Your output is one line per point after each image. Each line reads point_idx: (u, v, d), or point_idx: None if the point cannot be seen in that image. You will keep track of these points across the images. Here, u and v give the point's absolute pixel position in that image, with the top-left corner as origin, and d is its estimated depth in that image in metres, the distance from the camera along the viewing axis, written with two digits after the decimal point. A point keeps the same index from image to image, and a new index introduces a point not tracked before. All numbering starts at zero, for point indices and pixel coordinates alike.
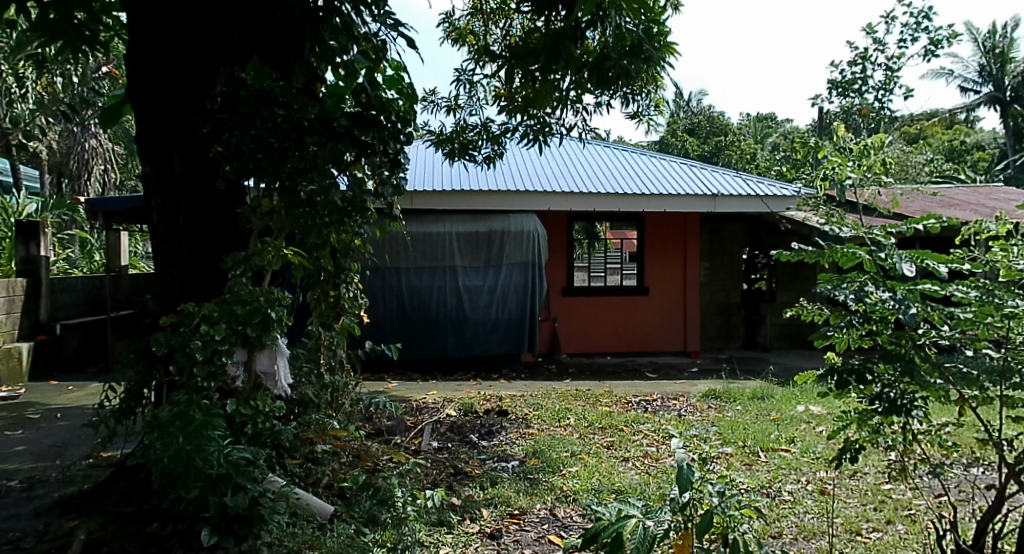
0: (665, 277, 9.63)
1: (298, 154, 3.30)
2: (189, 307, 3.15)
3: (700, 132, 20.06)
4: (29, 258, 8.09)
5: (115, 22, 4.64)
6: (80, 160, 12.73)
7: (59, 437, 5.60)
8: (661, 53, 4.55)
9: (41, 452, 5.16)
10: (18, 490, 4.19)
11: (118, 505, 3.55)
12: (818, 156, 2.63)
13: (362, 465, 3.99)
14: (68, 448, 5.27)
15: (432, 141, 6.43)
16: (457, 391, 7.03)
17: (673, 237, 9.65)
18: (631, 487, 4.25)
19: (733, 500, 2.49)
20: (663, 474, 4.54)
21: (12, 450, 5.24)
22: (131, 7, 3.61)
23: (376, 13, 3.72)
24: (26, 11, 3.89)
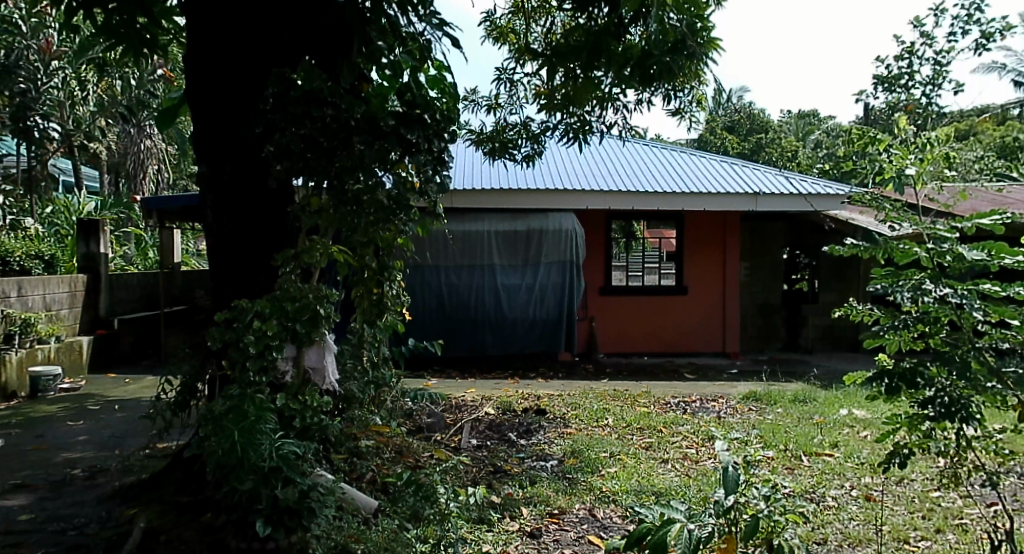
0: (704, 276, 9.54)
1: (344, 153, 3.37)
2: (242, 304, 3.23)
3: (739, 129, 19.84)
4: (90, 255, 8.43)
5: (174, 26, 4.83)
6: (136, 159, 13.05)
7: (118, 428, 5.83)
8: (706, 48, 4.48)
9: (102, 442, 5.38)
10: (81, 480, 4.38)
11: (175, 495, 3.68)
12: (879, 148, 2.56)
13: (404, 461, 4.10)
14: (126, 439, 5.48)
15: (473, 140, 6.48)
16: (495, 390, 7.05)
17: (713, 237, 9.55)
18: (672, 489, 4.25)
19: (779, 504, 2.49)
20: (705, 477, 4.52)
21: (75, 439, 5.49)
22: (189, 12, 3.74)
23: (421, 13, 3.90)
24: (91, 16, 4.05)
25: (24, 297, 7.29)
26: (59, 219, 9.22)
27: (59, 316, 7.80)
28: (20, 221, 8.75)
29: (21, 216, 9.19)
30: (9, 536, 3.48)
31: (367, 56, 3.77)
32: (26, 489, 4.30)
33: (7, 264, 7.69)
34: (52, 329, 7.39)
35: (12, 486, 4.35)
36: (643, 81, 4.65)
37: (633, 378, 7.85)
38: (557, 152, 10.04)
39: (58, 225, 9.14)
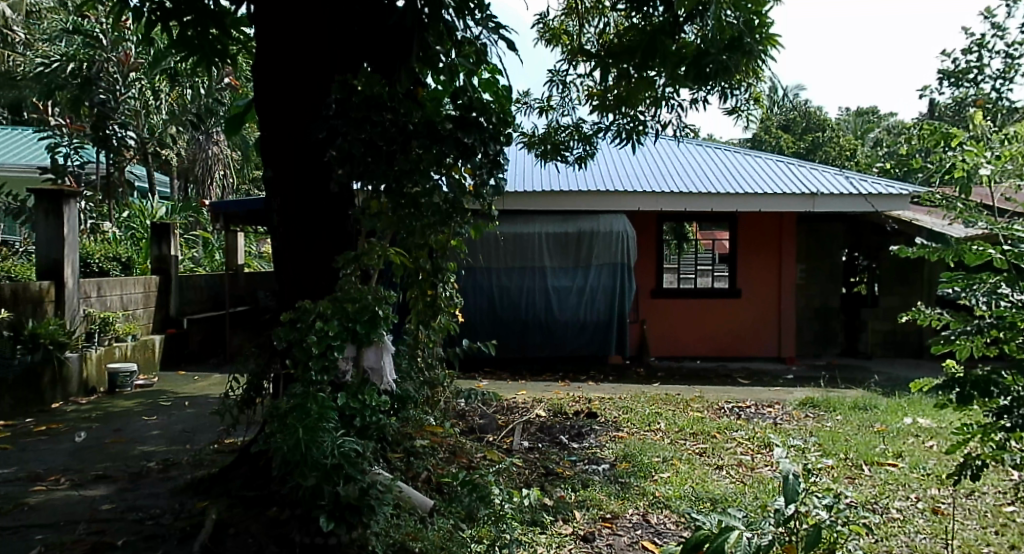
0: (757, 278, 9.38)
1: (403, 156, 3.46)
2: (307, 305, 3.37)
3: (795, 128, 19.44)
4: (163, 257, 8.73)
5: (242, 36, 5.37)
6: (204, 166, 13.57)
7: (188, 423, 6.11)
8: (763, 45, 4.48)
9: (173, 438, 5.66)
10: (156, 473, 4.65)
11: (241, 489, 3.85)
12: (952, 145, 2.48)
13: (459, 461, 4.37)
14: (196, 434, 5.75)
15: (525, 142, 6.50)
16: (547, 391, 7.10)
17: (767, 240, 9.39)
18: (729, 496, 4.20)
19: (841, 515, 2.49)
20: (760, 484, 4.47)
21: (149, 434, 5.79)
22: (259, 23, 3.94)
23: (477, 17, 4.00)
24: (169, 28, 4.85)
25: (104, 297, 7.62)
26: (135, 223, 9.53)
27: (135, 315, 8.13)
28: (99, 225, 9.10)
29: (101, 220, 9.53)
30: (93, 524, 3.71)
31: (424, 60, 3.86)
32: (106, 480, 4.55)
33: (87, 265, 8.04)
34: (128, 327, 7.74)
35: (95, 477, 4.61)
36: (698, 79, 4.63)
37: (686, 383, 7.75)
38: (609, 154, 10.01)
39: (134, 228, 9.55)
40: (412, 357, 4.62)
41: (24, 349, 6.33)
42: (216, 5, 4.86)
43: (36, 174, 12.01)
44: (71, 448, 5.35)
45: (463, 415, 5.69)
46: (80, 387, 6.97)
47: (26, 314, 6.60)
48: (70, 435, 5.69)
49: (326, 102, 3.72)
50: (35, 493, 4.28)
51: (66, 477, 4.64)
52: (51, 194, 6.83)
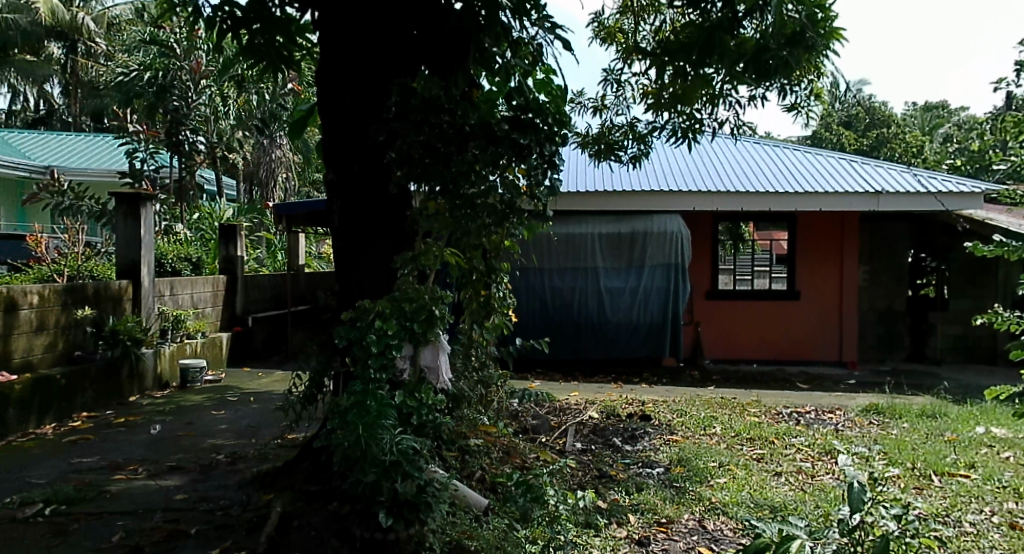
0: (819, 280, 9.05)
1: (459, 157, 3.51)
2: (365, 305, 3.58)
3: (858, 125, 18.74)
4: (229, 257, 9.05)
5: (306, 42, 5.57)
6: (268, 169, 14.04)
7: (253, 418, 6.34)
8: (827, 39, 4.33)
9: (240, 431, 5.89)
10: (224, 466, 4.85)
11: (305, 484, 3.98)
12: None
13: (512, 461, 4.43)
14: (261, 429, 5.96)
15: (579, 142, 6.43)
16: (599, 393, 6.98)
17: (828, 240, 9.05)
18: (789, 504, 4.06)
19: (910, 527, 2.49)
20: (822, 493, 4.30)
21: (218, 427, 6.02)
22: (323, 27, 4.10)
23: (535, 18, 4.06)
24: (239, 35, 5.07)
25: (176, 296, 7.95)
26: (204, 224, 9.75)
27: (205, 314, 8.45)
28: (172, 226, 9.50)
29: (173, 222, 9.73)
30: (168, 513, 3.89)
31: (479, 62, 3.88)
32: (180, 471, 4.76)
33: (162, 265, 8.40)
34: (198, 325, 8.05)
35: (169, 468, 4.83)
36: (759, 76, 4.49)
37: (742, 387, 7.53)
38: (664, 153, 9.83)
39: (203, 229, 9.68)
40: (466, 358, 4.70)
41: (106, 345, 6.71)
42: (282, 13, 5.07)
43: (115, 179, 12.71)
44: (148, 439, 5.61)
45: (515, 415, 5.70)
46: (155, 381, 7.31)
47: (107, 311, 6.96)
48: (147, 427, 5.96)
49: (387, 106, 3.83)
50: (116, 482, 4.50)
51: (143, 467, 4.86)
52: (129, 197, 7.17)
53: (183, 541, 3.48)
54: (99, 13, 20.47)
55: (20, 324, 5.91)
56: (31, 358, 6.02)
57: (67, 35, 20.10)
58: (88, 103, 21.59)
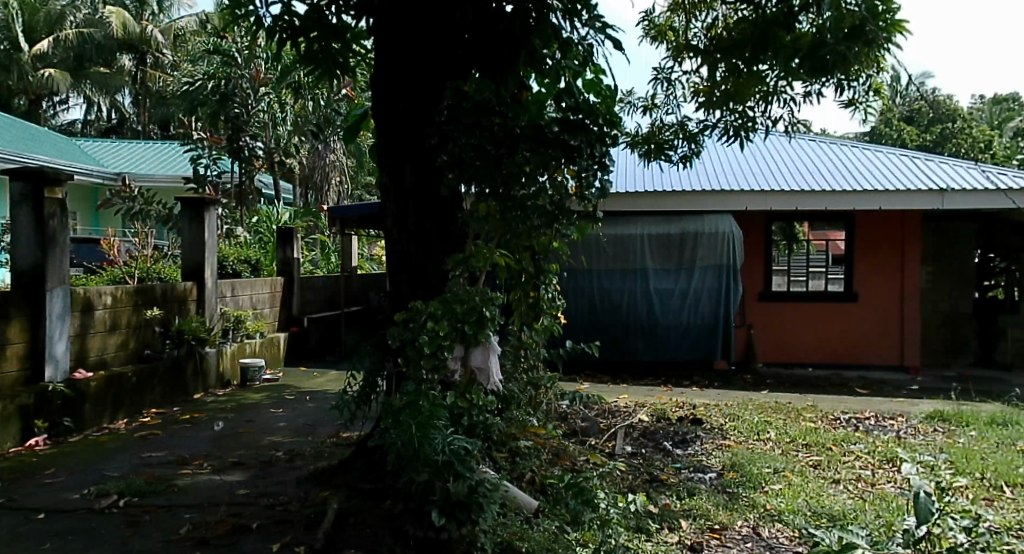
0: (878, 281, 8.72)
1: (510, 160, 3.60)
2: (418, 306, 3.65)
3: (921, 120, 18.01)
4: (286, 260, 9.32)
5: (361, 49, 5.70)
6: (322, 173, 14.34)
7: (310, 416, 6.51)
8: (889, 32, 4.16)
9: (298, 429, 6.06)
10: (283, 462, 5.00)
11: (360, 481, 4.06)
12: None
13: (562, 463, 4.42)
14: (317, 427, 6.12)
15: (628, 142, 6.37)
16: (649, 396, 6.91)
17: (889, 240, 8.73)
18: (849, 513, 3.92)
19: (982, 539, 2.55)
20: (883, 502, 4.15)
21: (276, 425, 6.20)
22: (377, 32, 4.14)
23: (585, 18, 4.05)
24: (298, 44, 5.22)
25: (237, 296, 8.22)
26: (263, 227, 10.04)
27: (263, 314, 8.71)
28: (234, 229, 9.85)
29: (234, 226, 10.00)
30: (231, 507, 4.02)
31: None
32: (241, 467, 4.91)
33: (224, 267, 8.70)
34: (257, 325, 8.31)
35: (232, 463, 5.00)
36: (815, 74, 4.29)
37: (795, 391, 7.30)
38: (716, 152, 9.64)
39: (262, 232, 9.99)
40: (516, 357, 4.66)
41: (172, 344, 7.03)
42: (339, 20, 5.18)
43: (180, 185, 13.21)
44: (211, 435, 5.82)
45: (564, 417, 5.68)
46: (217, 379, 7.57)
47: (174, 311, 7.25)
48: (210, 424, 6.19)
49: (440, 109, 3.87)
50: (183, 476, 4.68)
51: (208, 462, 5.05)
52: (194, 201, 7.45)
53: (245, 535, 3.58)
54: (166, 25, 21.36)
55: (95, 324, 6.19)
56: (104, 356, 6.31)
57: (135, 47, 21.03)
58: (156, 111, 22.54)
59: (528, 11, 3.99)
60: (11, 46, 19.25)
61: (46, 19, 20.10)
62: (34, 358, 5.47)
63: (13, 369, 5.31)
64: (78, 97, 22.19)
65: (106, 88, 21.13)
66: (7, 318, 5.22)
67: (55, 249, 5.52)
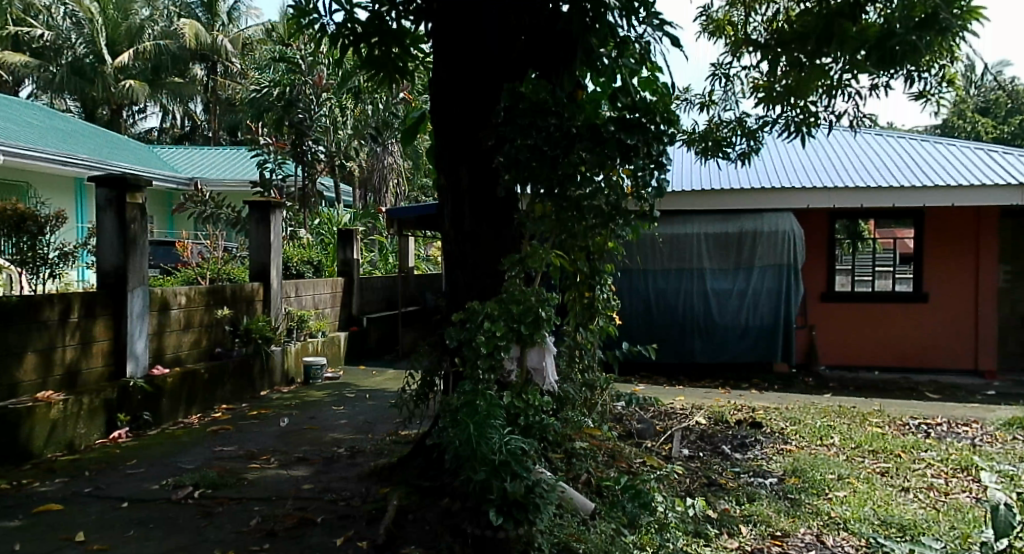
0: (950, 281, 8.33)
1: (566, 161, 3.62)
2: (475, 306, 3.71)
3: (997, 112, 17.14)
4: (347, 261, 9.54)
5: (420, 53, 5.80)
6: (381, 175, 14.60)
7: (370, 414, 6.65)
8: (963, 19, 3.90)
9: (358, 426, 6.20)
10: (345, 458, 5.13)
11: (418, 479, 4.12)
12: None
13: (618, 465, 4.39)
14: (377, 424, 6.25)
15: (684, 140, 6.27)
16: (706, 399, 6.77)
17: (961, 238, 8.34)
18: (920, 524, 3.76)
19: None
20: (959, 513, 3.96)
21: (337, 422, 6.36)
22: (435, 36, 4.21)
23: (643, 16, 3.99)
24: (359, 49, 5.34)
25: (301, 296, 8.48)
26: (325, 230, 10.28)
27: (324, 314, 8.95)
28: (296, 232, 10.18)
29: (297, 227, 10.38)
30: (297, 501, 4.15)
31: (585, 62, 3.88)
32: (306, 462, 5.06)
33: (288, 268, 8.98)
34: (319, 325, 8.56)
35: (297, 459, 5.16)
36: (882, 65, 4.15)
37: (860, 395, 7.04)
38: (776, 149, 9.35)
39: (323, 235, 10.20)
40: (571, 359, 4.62)
41: (241, 342, 7.29)
42: (399, 26, 5.27)
43: (248, 189, 13.70)
44: (277, 431, 6.02)
45: (619, 419, 5.63)
46: (283, 376, 7.81)
47: (242, 311, 7.52)
48: (276, 420, 6.40)
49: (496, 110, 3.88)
50: (252, 470, 4.85)
51: (274, 457, 5.22)
52: (260, 204, 7.71)
53: (310, 528, 3.69)
54: (235, 35, 22.19)
55: (171, 323, 6.48)
56: (180, 354, 6.60)
57: (207, 56, 21.98)
58: (226, 118, 23.43)
59: (585, 10, 3.86)
60: (96, 59, 20.32)
61: (126, 33, 21.20)
62: (116, 355, 5.78)
63: (98, 365, 5.63)
64: (155, 106, 23.17)
65: (180, 97, 22.09)
66: (92, 317, 5.54)
67: (135, 252, 5.79)
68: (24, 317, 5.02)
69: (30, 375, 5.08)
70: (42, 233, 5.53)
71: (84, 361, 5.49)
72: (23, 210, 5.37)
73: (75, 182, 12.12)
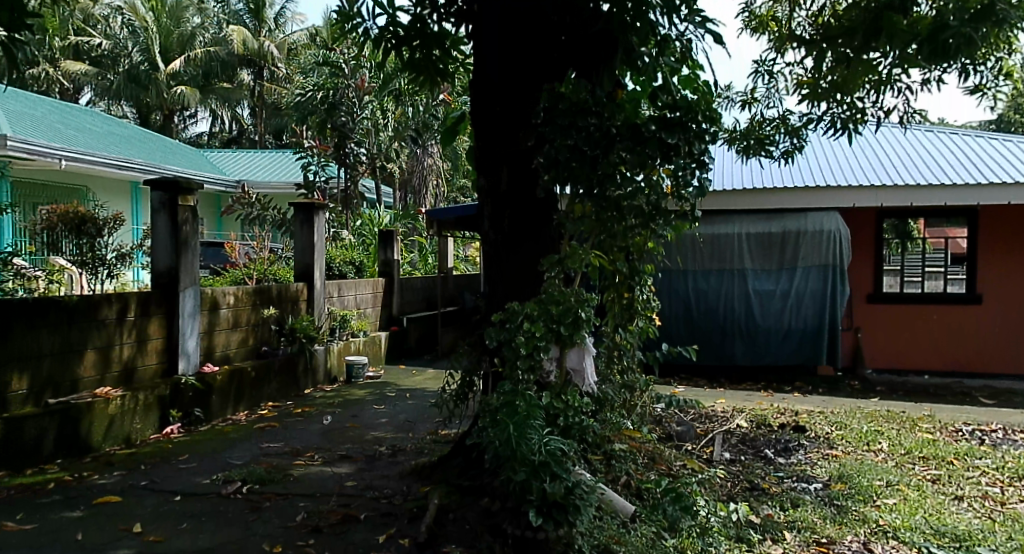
0: (1005, 282, 8.03)
1: (607, 161, 3.61)
2: (514, 307, 3.72)
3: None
4: (387, 261, 9.61)
5: (461, 55, 5.83)
6: (421, 177, 14.74)
7: (411, 413, 6.72)
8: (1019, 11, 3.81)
9: (399, 425, 6.27)
10: (386, 456, 5.20)
11: (458, 478, 4.14)
12: None
13: (657, 467, 4.34)
14: (417, 424, 6.31)
15: (725, 139, 6.17)
16: (748, 401, 6.65)
17: (1017, 238, 8.02)
18: (973, 534, 3.63)
19: None
20: (1016, 523, 3.81)
21: (379, 420, 6.43)
22: (476, 38, 4.23)
23: (684, 14, 3.94)
24: (401, 52, 5.39)
25: (343, 296, 8.61)
26: (365, 230, 10.39)
27: (366, 314, 9.07)
28: (338, 233, 10.35)
29: (340, 229, 10.60)
30: (341, 498, 4.22)
31: (626, 61, 3.83)
32: (349, 460, 5.13)
33: (331, 269, 9.14)
34: (361, 324, 8.68)
35: (340, 456, 5.24)
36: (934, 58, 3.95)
37: (909, 399, 6.82)
38: (821, 148, 9.11)
39: (365, 235, 10.29)
40: (609, 360, 4.62)
41: (286, 341, 7.46)
42: (439, 28, 5.32)
43: (293, 191, 13.99)
44: (321, 429, 6.12)
45: (659, 421, 5.57)
46: (326, 376, 7.93)
47: (287, 310, 7.67)
48: (320, 418, 6.51)
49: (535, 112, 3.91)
50: (297, 467, 4.94)
51: (318, 454, 5.32)
52: (305, 206, 7.87)
53: (354, 525, 3.74)
54: (281, 40, 22.70)
55: (220, 322, 6.65)
56: (228, 352, 6.77)
57: (254, 62, 22.55)
58: (272, 122, 23.98)
59: (625, 7, 3.70)
60: (151, 67, 21.03)
61: (178, 40, 21.83)
62: (169, 352, 5.97)
63: (153, 362, 5.81)
64: (205, 111, 23.80)
65: (229, 102, 22.65)
66: (147, 316, 5.72)
67: (187, 253, 5.95)
68: (84, 316, 5.20)
69: (90, 372, 5.26)
70: (101, 234, 5.73)
71: (139, 359, 5.67)
72: (83, 212, 5.57)
73: (131, 185, 12.52)
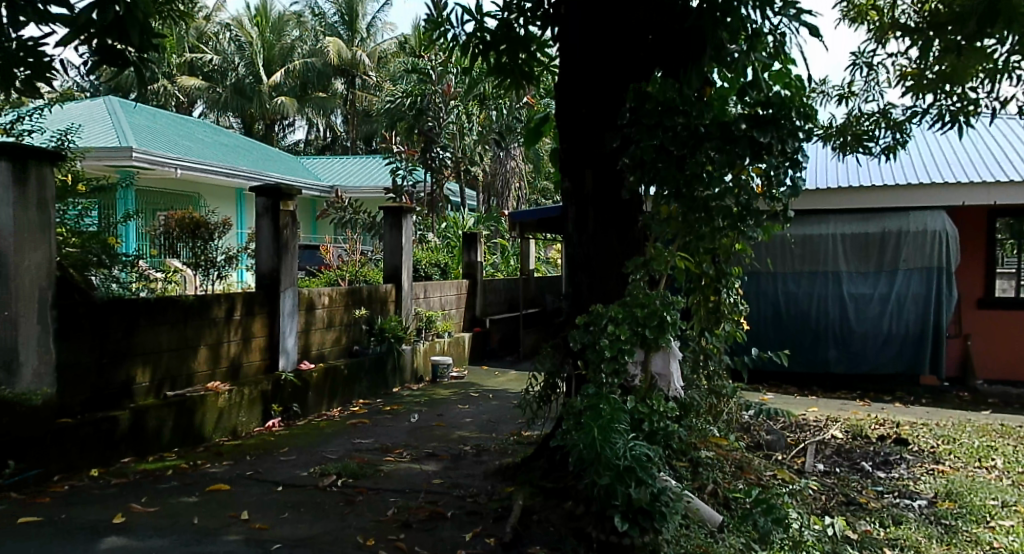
0: None
1: (694, 160, 3.50)
2: (598, 309, 3.68)
3: None
4: (471, 263, 9.75)
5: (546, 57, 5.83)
6: (504, 179, 14.88)
7: (495, 414, 6.77)
8: None
9: (482, 425, 6.32)
10: (471, 455, 5.26)
11: (542, 480, 4.12)
12: None
13: (745, 476, 4.18)
14: (500, 424, 6.34)
15: (820, 136, 5.88)
16: (843, 410, 6.33)
17: None
18: None
19: None
20: None
21: (463, 420, 6.50)
22: (562, 39, 4.19)
23: (778, 7, 3.80)
24: (488, 56, 5.43)
25: (429, 298, 8.78)
26: (450, 232, 10.53)
27: (450, 315, 9.21)
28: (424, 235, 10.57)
29: (426, 231, 10.80)
30: (428, 495, 4.28)
31: (716, 59, 3.71)
32: (435, 458, 5.22)
33: (417, 271, 9.37)
34: (446, 325, 8.84)
35: (428, 454, 5.33)
36: None
37: None
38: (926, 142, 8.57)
39: (450, 237, 10.45)
40: (695, 364, 4.51)
41: (376, 340, 7.66)
42: (526, 32, 5.34)
43: (382, 195, 14.41)
44: (408, 427, 6.26)
45: (747, 429, 5.36)
46: (413, 375, 8.11)
47: (377, 311, 7.89)
48: (407, 416, 6.66)
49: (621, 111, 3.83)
50: (387, 463, 5.06)
51: (407, 451, 5.43)
52: (393, 209, 8.07)
53: (441, 523, 3.79)
54: (371, 49, 23.48)
55: (316, 321, 6.91)
56: (323, 350, 7.03)
57: (348, 71, 23.45)
58: (363, 128, 24.81)
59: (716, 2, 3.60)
60: (254, 79, 22.23)
61: (279, 53, 22.98)
62: (270, 349, 6.26)
63: (256, 358, 6.10)
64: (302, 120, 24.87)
65: (324, 111, 23.62)
66: (251, 315, 6.01)
67: (286, 255, 6.24)
68: (196, 314, 5.50)
69: (202, 366, 5.57)
70: (212, 239, 6.07)
71: (244, 355, 5.97)
72: (198, 216, 5.89)
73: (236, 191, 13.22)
